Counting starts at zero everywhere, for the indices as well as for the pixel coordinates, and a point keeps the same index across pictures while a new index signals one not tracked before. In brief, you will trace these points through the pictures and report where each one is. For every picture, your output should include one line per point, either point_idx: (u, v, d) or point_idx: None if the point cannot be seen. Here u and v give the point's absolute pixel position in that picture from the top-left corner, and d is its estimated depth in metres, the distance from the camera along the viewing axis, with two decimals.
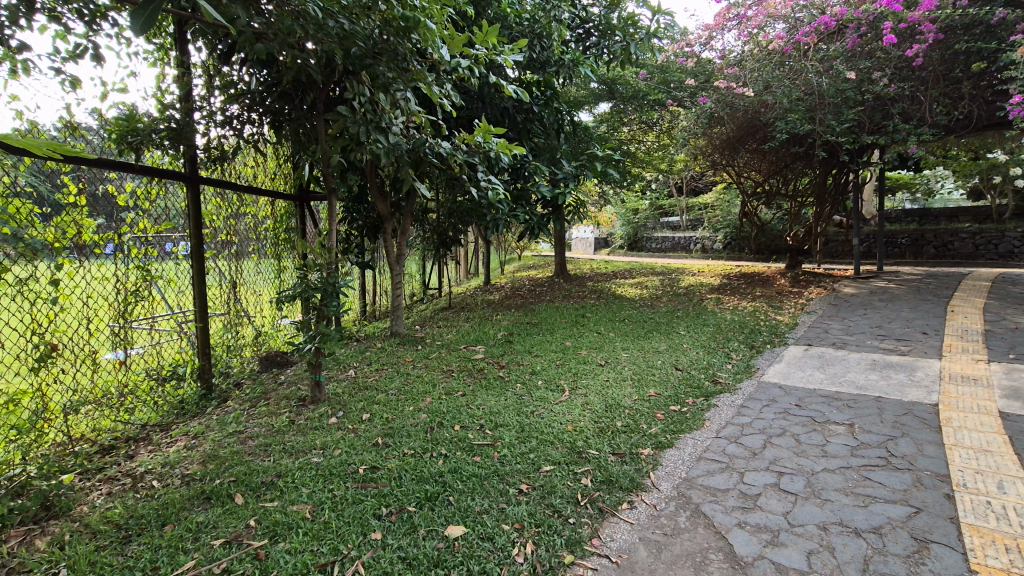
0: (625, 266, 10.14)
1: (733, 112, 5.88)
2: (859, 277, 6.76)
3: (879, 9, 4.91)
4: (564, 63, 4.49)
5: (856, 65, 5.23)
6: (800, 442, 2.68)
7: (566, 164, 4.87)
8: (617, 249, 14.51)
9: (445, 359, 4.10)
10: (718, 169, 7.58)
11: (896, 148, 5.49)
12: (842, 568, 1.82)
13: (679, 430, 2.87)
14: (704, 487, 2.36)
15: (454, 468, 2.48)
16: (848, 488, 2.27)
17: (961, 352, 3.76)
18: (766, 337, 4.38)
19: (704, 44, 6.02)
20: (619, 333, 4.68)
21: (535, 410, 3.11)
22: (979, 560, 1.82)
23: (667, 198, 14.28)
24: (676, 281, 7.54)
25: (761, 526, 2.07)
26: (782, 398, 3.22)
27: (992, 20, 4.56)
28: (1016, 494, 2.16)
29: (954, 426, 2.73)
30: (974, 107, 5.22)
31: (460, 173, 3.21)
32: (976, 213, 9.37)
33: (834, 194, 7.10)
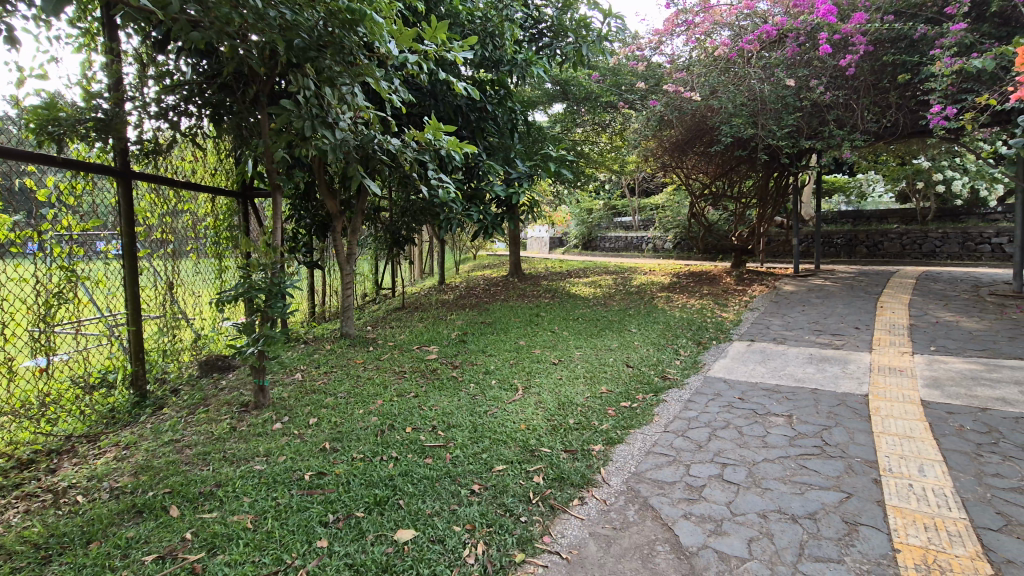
0: (579, 266, 10.28)
1: (681, 115, 6.08)
2: (798, 275, 7.10)
3: (816, 20, 5.10)
4: (517, 63, 4.50)
5: (795, 73, 5.47)
6: (742, 434, 2.78)
7: (520, 164, 4.86)
8: (571, 249, 14.69)
9: (397, 360, 4.04)
10: (667, 171, 7.80)
11: (832, 152, 5.80)
12: (780, 555, 1.90)
13: (629, 426, 2.93)
14: (652, 481, 2.42)
15: (404, 471, 2.43)
16: (786, 477, 2.37)
17: (889, 345, 4.01)
18: (712, 333, 4.53)
19: (654, 48, 6.19)
20: (572, 332, 4.74)
21: (488, 410, 3.10)
22: (901, 539, 1.94)
23: (620, 199, 14.57)
24: (628, 280, 7.70)
25: (705, 517, 2.14)
26: (727, 392, 3.34)
27: (916, 35, 4.87)
28: (935, 476, 2.32)
29: (882, 415, 2.90)
30: (901, 115, 5.57)
31: (410, 171, 3.16)
32: (903, 215, 10.04)
33: (775, 196, 7.44)
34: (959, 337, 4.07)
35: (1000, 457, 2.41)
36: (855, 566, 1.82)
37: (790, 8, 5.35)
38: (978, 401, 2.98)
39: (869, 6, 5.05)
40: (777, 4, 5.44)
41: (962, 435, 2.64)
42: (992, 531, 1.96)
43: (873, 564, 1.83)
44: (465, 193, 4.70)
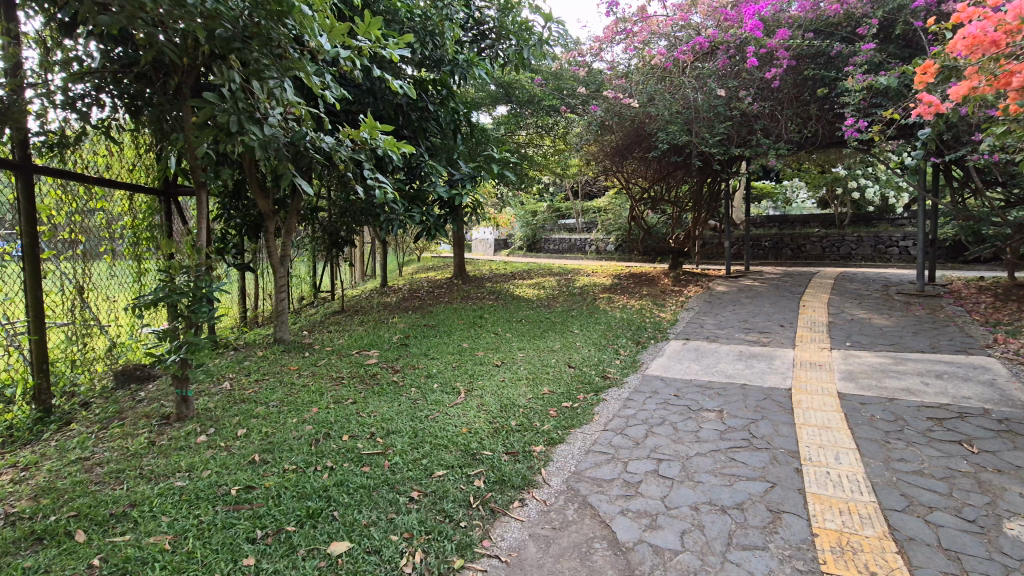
0: (524, 267, 10.36)
1: (620, 121, 6.26)
2: (730, 276, 7.46)
3: (744, 34, 5.40)
4: (458, 63, 4.47)
5: (726, 83, 5.75)
6: (677, 430, 2.88)
7: (463, 165, 4.83)
8: (516, 251, 14.78)
9: (335, 366, 3.90)
10: (609, 175, 8.00)
11: (760, 160, 6.13)
12: (710, 545, 1.97)
13: (570, 425, 2.96)
14: (591, 479, 2.46)
15: (340, 481, 2.35)
16: (717, 469, 2.47)
17: (810, 342, 4.27)
18: (651, 332, 4.68)
19: (594, 54, 6.27)
20: (516, 333, 4.75)
21: (429, 415, 3.05)
22: (819, 524, 2.07)
23: (564, 202, 14.81)
24: (571, 282, 7.83)
25: (642, 512, 2.19)
26: (663, 390, 3.45)
27: (833, 52, 5.24)
28: (849, 463, 2.48)
29: (803, 407, 3.09)
30: (820, 127, 5.97)
31: (346, 170, 3.06)
32: (823, 220, 10.76)
33: (709, 201, 7.80)
34: (870, 333, 4.40)
35: (905, 443, 2.62)
36: (778, 551, 1.93)
37: (721, 22, 5.59)
38: (887, 391, 3.23)
39: (792, 24, 5.38)
40: (709, 17, 5.68)
41: (872, 424, 2.85)
42: (898, 512, 2.12)
43: (794, 549, 1.94)
44: (407, 194, 4.62)
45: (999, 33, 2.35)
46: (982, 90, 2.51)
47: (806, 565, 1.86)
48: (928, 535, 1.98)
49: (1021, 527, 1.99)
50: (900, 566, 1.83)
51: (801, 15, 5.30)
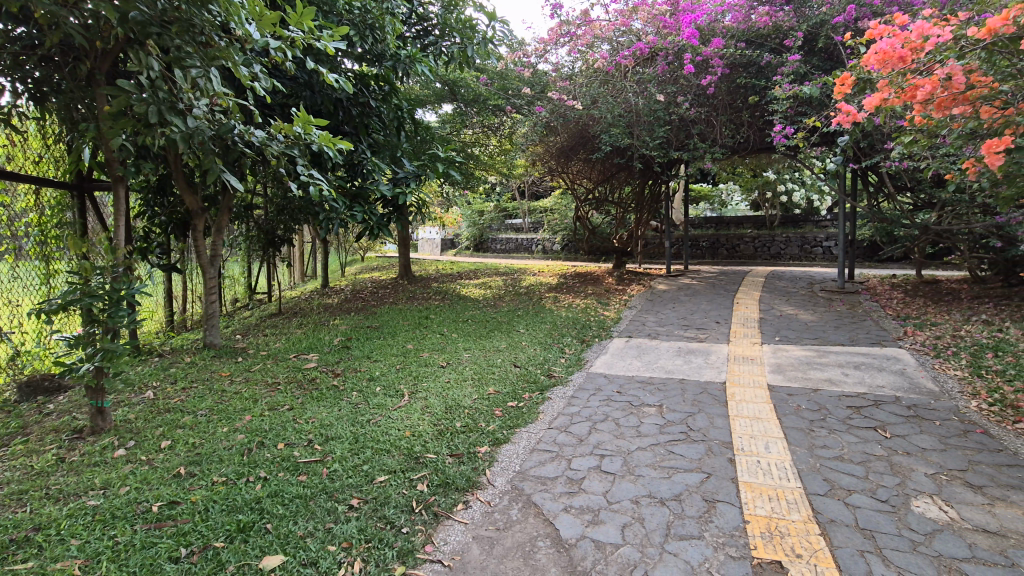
0: (471, 267, 10.33)
1: (565, 122, 6.34)
2: (670, 275, 7.73)
3: (681, 41, 5.55)
4: (399, 59, 4.36)
5: (665, 89, 5.94)
6: (619, 426, 2.94)
7: (407, 163, 4.74)
8: (463, 250, 14.71)
9: (271, 371, 3.73)
10: (554, 176, 8.10)
11: (697, 163, 6.38)
12: (649, 537, 2.02)
13: (515, 425, 2.96)
14: (535, 478, 2.46)
15: (274, 491, 2.25)
16: (656, 463, 2.54)
17: (743, 337, 4.49)
18: (595, 331, 4.77)
19: (538, 56, 6.38)
20: (462, 334, 4.72)
21: (371, 419, 2.97)
22: (751, 511, 2.17)
23: (510, 202, 14.88)
24: (518, 281, 7.87)
25: (585, 508, 2.21)
26: (606, 386, 3.52)
27: (762, 62, 5.53)
28: (777, 452, 2.62)
29: (736, 400, 3.23)
30: (752, 133, 6.28)
31: (278, 166, 2.93)
32: (755, 221, 11.36)
33: (650, 202, 8.04)
34: (797, 328, 4.68)
35: (827, 431, 2.80)
36: (713, 540, 2.00)
37: (660, 29, 5.70)
38: (811, 382, 3.44)
39: (725, 33, 5.59)
40: (649, 23, 5.77)
41: (798, 413, 3.02)
42: (820, 496, 2.26)
43: (728, 537, 2.02)
44: (349, 192, 4.48)
45: (906, 50, 2.54)
46: (892, 102, 2.70)
47: (738, 551, 1.94)
48: (846, 516, 2.11)
49: (926, 504, 2.17)
50: (822, 547, 1.95)
51: (734, 25, 5.51)
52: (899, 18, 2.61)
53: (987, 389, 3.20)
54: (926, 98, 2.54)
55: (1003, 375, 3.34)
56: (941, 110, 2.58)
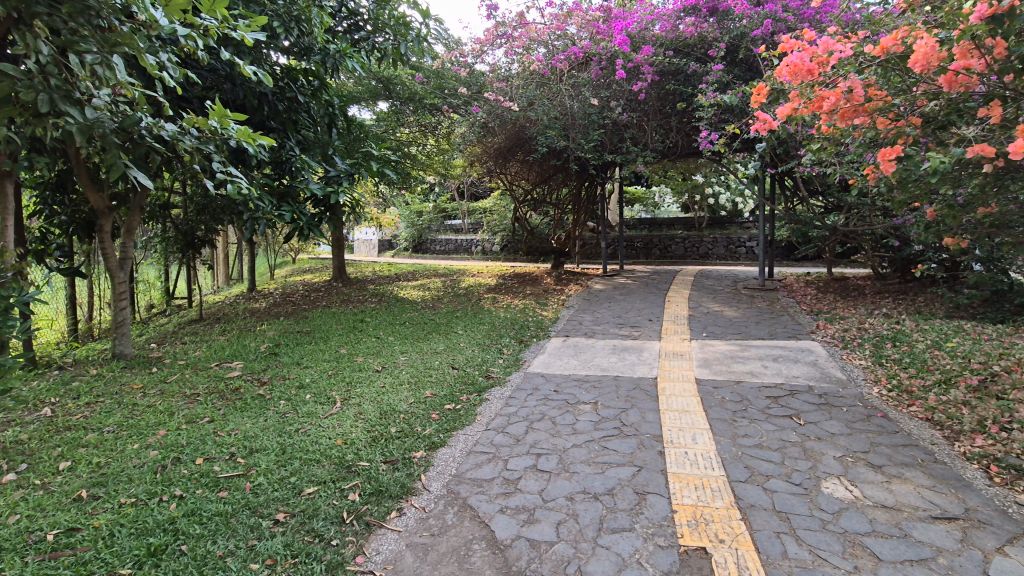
0: (410, 268, 10.17)
1: (502, 123, 6.37)
2: (607, 275, 7.93)
3: (613, 48, 5.75)
4: (328, 53, 4.19)
5: (599, 93, 6.08)
6: (555, 424, 2.98)
7: (339, 161, 4.59)
8: (402, 252, 14.45)
9: (190, 381, 3.49)
10: (493, 176, 8.13)
11: (630, 166, 6.59)
12: (583, 533, 2.06)
13: (452, 428, 2.93)
14: (472, 480, 2.45)
15: (190, 510, 2.10)
16: (591, 459, 2.59)
17: (674, 333, 4.67)
18: (533, 331, 4.81)
19: (476, 56, 6.26)
20: (398, 337, 4.62)
21: (299, 429, 2.84)
22: (679, 501, 2.25)
23: (450, 202, 14.76)
24: (457, 282, 7.82)
25: (520, 508, 2.22)
26: (543, 386, 3.56)
27: (689, 70, 5.81)
28: (704, 442, 2.74)
29: (667, 394, 3.36)
30: (680, 138, 6.56)
31: (192, 162, 2.74)
32: (686, 222, 11.89)
33: (587, 204, 8.23)
34: (722, 324, 4.93)
35: (748, 421, 2.96)
36: (643, 531, 2.06)
37: (594, 34, 5.82)
38: (734, 375, 3.64)
39: (655, 42, 5.83)
40: (584, 28, 5.87)
41: (723, 405, 3.18)
42: (742, 482, 2.38)
43: (657, 527, 2.09)
44: (276, 191, 4.28)
45: (813, 63, 2.73)
46: (802, 112, 2.86)
47: (666, 540, 2.01)
48: (765, 500, 2.24)
49: (835, 485, 2.34)
50: (743, 531, 2.05)
51: (663, 34, 5.76)
52: (808, 33, 2.79)
53: (887, 375, 3.51)
54: (831, 108, 2.70)
55: (900, 363, 3.67)
56: (844, 121, 2.72)
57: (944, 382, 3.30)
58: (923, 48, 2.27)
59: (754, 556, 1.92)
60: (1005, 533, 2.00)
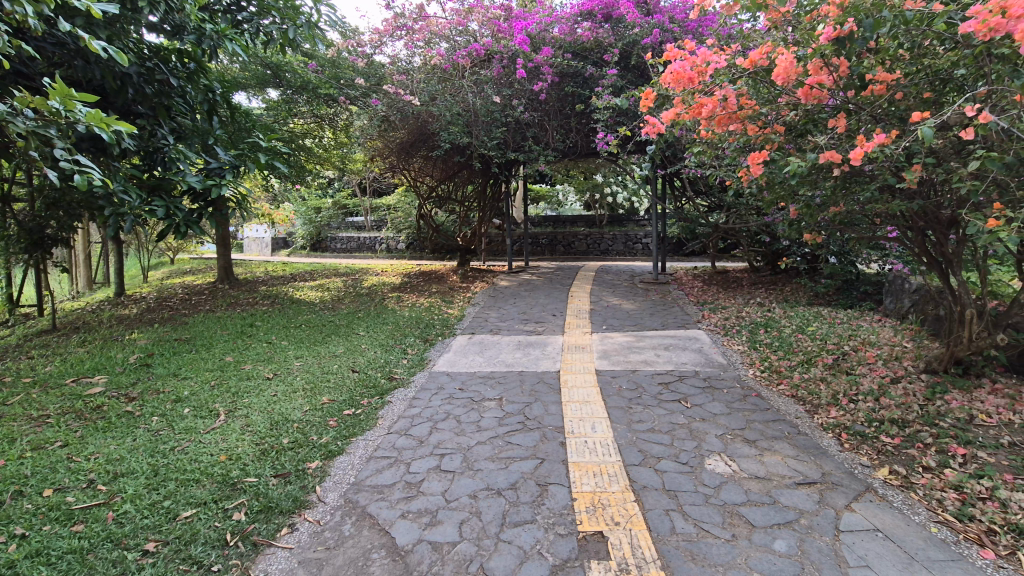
0: (307, 268, 9.63)
1: (403, 118, 6.20)
2: (512, 272, 8.04)
3: (514, 47, 5.83)
4: (205, 33, 3.80)
5: (501, 91, 6.14)
6: (460, 423, 2.95)
7: (222, 152, 4.20)
8: (298, 250, 13.62)
9: (37, 401, 3.04)
10: (396, 172, 7.92)
11: (533, 165, 6.73)
12: (486, 529, 2.06)
13: (351, 434, 2.80)
14: (371, 487, 2.35)
15: (35, 551, 1.82)
16: (495, 455, 2.60)
17: (576, 327, 4.84)
18: (438, 330, 4.74)
19: (374, 47, 6.12)
20: (292, 341, 4.34)
21: (175, 447, 2.57)
22: (579, 489, 2.32)
23: (351, 198, 14.16)
24: (359, 282, 7.51)
25: (422, 511, 2.17)
26: (448, 384, 3.52)
27: (586, 73, 6.02)
28: (602, 431, 2.86)
29: (569, 386, 3.46)
30: (580, 138, 6.81)
31: (30, 148, 2.36)
32: (587, 220, 12.36)
33: (492, 201, 8.28)
34: (621, 317, 5.19)
35: (643, 407, 3.14)
36: (544, 522, 2.10)
37: (495, 32, 5.90)
38: (630, 364, 3.84)
39: (554, 43, 6.00)
40: (485, 26, 5.93)
41: (620, 393, 3.34)
42: (636, 466, 2.52)
43: (557, 516, 2.14)
44: (146, 183, 3.85)
45: (694, 72, 2.93)
46: (684, 117, 3.07)
47: (566, 528, 2.06)
48: (656, 481, 2.38)
49: (716, 461, 2.54)
50: (636, 513, 2.16)
51: (561, 37, 5.97)
52: (688, 44, 2.99)
53: (760, 358, 3.88)
54: (709, 114, 2.93)
55: (771, 346, 4.08)
56: (721, 127, 2.97)
57: (806, 361, 3.72)
58: (784, 62, 2.51)
59: (646, 535, 2.03)
60: (853, 491, 2.29)
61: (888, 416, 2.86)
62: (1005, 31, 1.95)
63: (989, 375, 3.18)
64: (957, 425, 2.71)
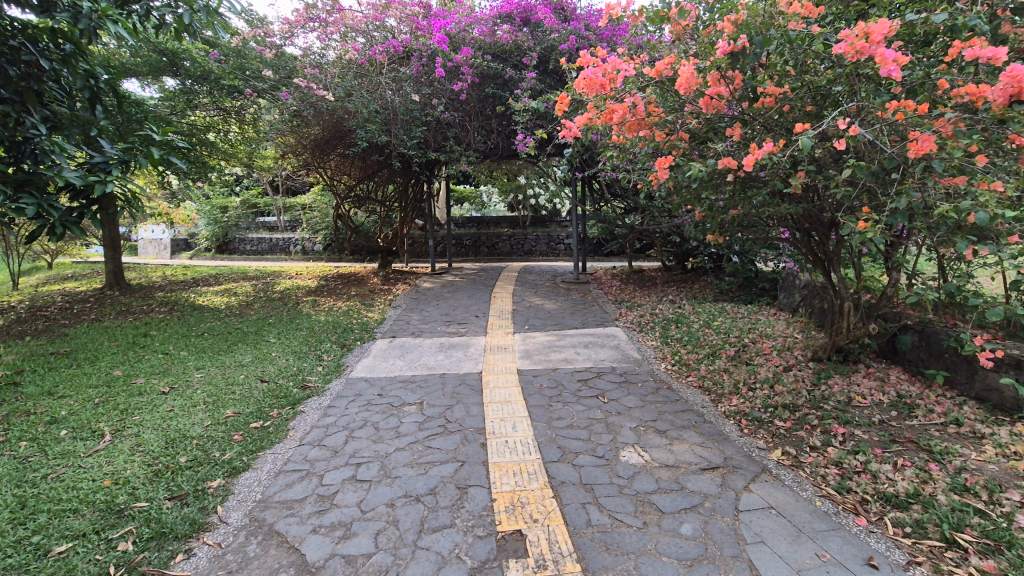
0: (213, 271, 8.96)
1: (317, 113, 5.95)
2: (435, 273, 7.95)
3: (433, 45, 5.82)
4: (81, 13, 3.40)
5: (420, 90, 6.07)
6: (377, 429, 2.87)
7: (108, 145, 3.80)
8: (201, 253, 12.64)
9: None
10: (310, 169, 7.59)
11: (454, 165, 6.70)
12: (403, 538, 2.01)
13: (258, 448, 2.64)
14: (280, 503, 2.23)
15: None
16: (414, 460, 2.55)
17: (499, 328, 4.86)
18: (357, 334, 4.58)
19: (284, 37, 5.83)
20: (193, 351, 4.02)
21: (49, 474, 2.30)
22: (498, 489, 2.33)
23: (262, 198, 13.35)
24: (271, 286, 7.11)
25: (335, 524, 2.09)
26: (366, 391, 3.41)
27: (506, 75, 6.08)
28: (522, 430, 2.89)
29: (490, 387, 3.47)
30: (501, 140, 6.86)
31: None
32: (511, 221, 12.48)
33: (413, 202, 8.14)
34: (542, 316, 5.28)
35: (562, 404, 3.21)
36: (463, 525, 2.09)
37: (414, 30, 5.83)
38: (551, 363, 3.91)
39: (474, 44, 6.01)
40: (403, 22, 5.86)
41: (540, 392, 3.40)
42: (555, 462, 2.56)
43: (476, 518, 2.13)
44: (12, 179, 3.37)
45: (605, 79, 3.03)
46: (596, 122, 3.17)
47: (484, 530, 2.06)
48: (573, 476, 2.44)
49: (630, 453, 2.65)
50: (554, 508, 2.21)
51: (481, 37, 5.97)
52: (599, 51, 3.10)
53: (671, 353, 4.10)
54: (619, 120, 3.05)
55: (681, 341, 4.32)
56: (631, 132, 3.11)
57: (711, 354, 3.97)
58: (685, 73, 2.67)
59: (563, 530, 2.07)
60: (750, 473, 2.47)
61: (781, 402, 3.12)
62: (868, 54, 2.18)
63: (864, 361, 3.57)
64: (838, 407, 3.01)
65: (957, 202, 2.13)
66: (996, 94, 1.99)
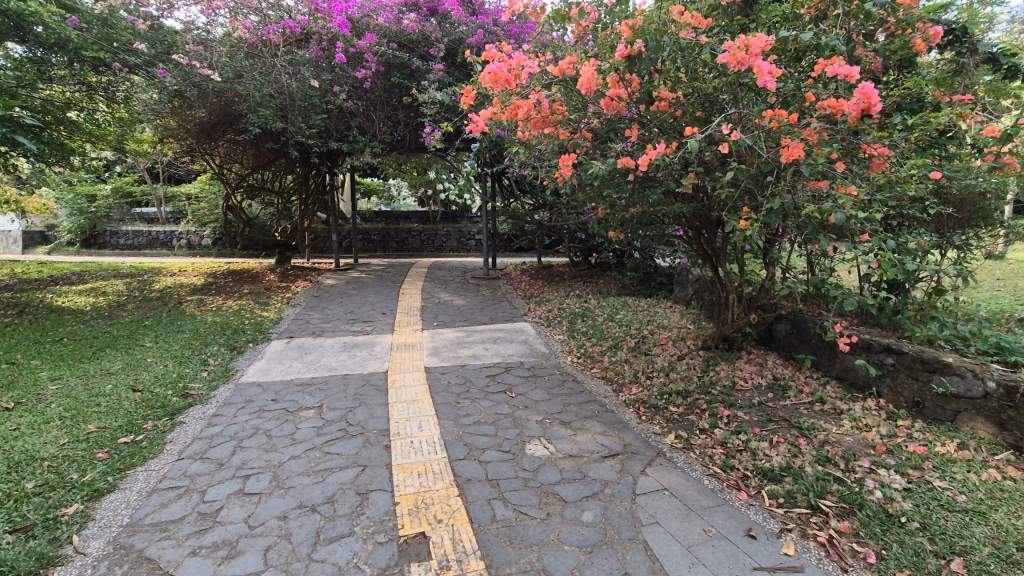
0: (79, 268, 7.92)
1: (202, 94, 5.44)
2: (340, 269, 7.60)
3: (333, 28, 5.63)
4: None
5: (320, 75, 5.82)
6: (270, 437, 2.67)
7: None
8: (62, 247, 11.13)
9: None
10: (196, 155, 6.93)
11: (358, 156, 6.44)
12: (296, 552, 1.88)
13: (128, 465, 2.36)
14: (153, 526, 1.99)
15: None
16: (310, 468, 2.41)
17: (406, 325, 4.73)
18: (249, 335, 4.25)
19: (162, 9, 5.26)
20: (47, 360, 3.51)
21: None
22: (401, 492, 2.26)
23: (138, 186, 12.01)
24: (149, 284, 6.41)
25: (218, 543, 1.91)
26: (259, 396, 3.16)
27: (412, 65, 5.92)
28: (429, 429, 2.82)
29: (396, 386, 3.37)
30: (408, 132, 6.68)
31: None
32: (420, 216, 12.25)
33: (314, 193, 7.72)
34: (451, 312, 5.22)
35: (469, 401, 3.18)
36: (362, 532, 1.99)
37: (312, 11, 5.63)
38: (459, 360, 3.88)
39: (378, 31, 5.80)
40: (302, 2, 5.68)
41: (448, 389, 3.35)
42: (460, 460, 2.53)
43: (377, 524, 2.05)
44: None
45: (510, 75, 3.00)
46: (501, 118, 3.16)
47: (386, 535, 1.98)
48: (479, 473, 2.42)
49: (535, 446, 2.68)
50: (459, 507, 2.18)
51: (386, 25, 5.78)
52: (505, 46, 3.05)
53: (576, 346, 4.23)
54: (525, 116, 3.05)
55: (585, 334, 4.47)
56: (536, 129, 3.14)
57: (613, 346, 4.14)
58: (587, 73, 2.73)
59: (467, 528, 2.05)
60: (646, 457, 2.60)
61: (675, 389, 3.32)
62: (748, 65, 2.34)
63: (746, 348, 3.89)
64: (724, 391, 3.26)
65: (820, 203, 2.37)
66: (851, 108, 2.23)
